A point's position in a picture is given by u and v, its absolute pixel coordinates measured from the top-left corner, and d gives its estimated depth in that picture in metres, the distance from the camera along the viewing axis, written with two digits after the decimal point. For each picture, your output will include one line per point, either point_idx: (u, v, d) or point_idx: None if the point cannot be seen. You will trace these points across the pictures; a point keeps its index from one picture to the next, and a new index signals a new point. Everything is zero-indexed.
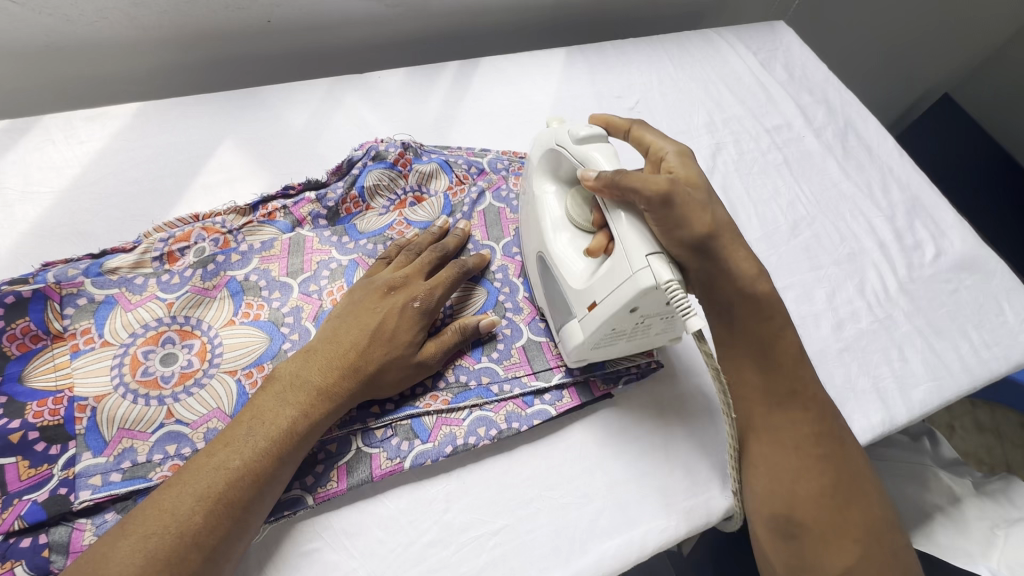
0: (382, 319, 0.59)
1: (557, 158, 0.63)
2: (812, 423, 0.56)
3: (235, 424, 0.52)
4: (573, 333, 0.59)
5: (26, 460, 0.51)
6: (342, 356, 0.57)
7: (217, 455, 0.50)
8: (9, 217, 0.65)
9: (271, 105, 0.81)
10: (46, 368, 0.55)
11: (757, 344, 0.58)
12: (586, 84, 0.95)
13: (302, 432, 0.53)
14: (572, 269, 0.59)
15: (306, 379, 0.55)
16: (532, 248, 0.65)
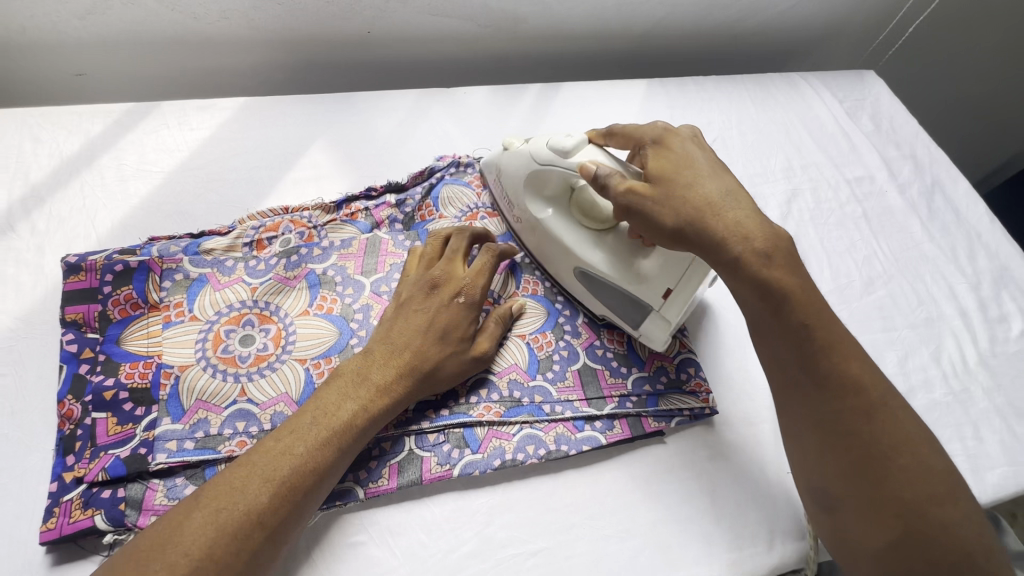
0: (429, 314, 0.60)
1: (546, 171, 0.68)
2: (859, 433, 0.52)
3: (300, 413, 0.54)
4: (654, 325, 0.65)
5: (115, 417, 0.55)
6: (400, 356, 0.58)
7: (282, 439, 0.51)
8: (123, 190, 0.72)
9: (362, 111, 0.85)
10: (140, 334, 0.60)
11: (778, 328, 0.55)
12: (665, 117, 0.96)
13: (360, 425, 0.54)
14: (624, 268, 0.65)
15: (368, 376, 0.56)
16: (567, 265, 0.69)
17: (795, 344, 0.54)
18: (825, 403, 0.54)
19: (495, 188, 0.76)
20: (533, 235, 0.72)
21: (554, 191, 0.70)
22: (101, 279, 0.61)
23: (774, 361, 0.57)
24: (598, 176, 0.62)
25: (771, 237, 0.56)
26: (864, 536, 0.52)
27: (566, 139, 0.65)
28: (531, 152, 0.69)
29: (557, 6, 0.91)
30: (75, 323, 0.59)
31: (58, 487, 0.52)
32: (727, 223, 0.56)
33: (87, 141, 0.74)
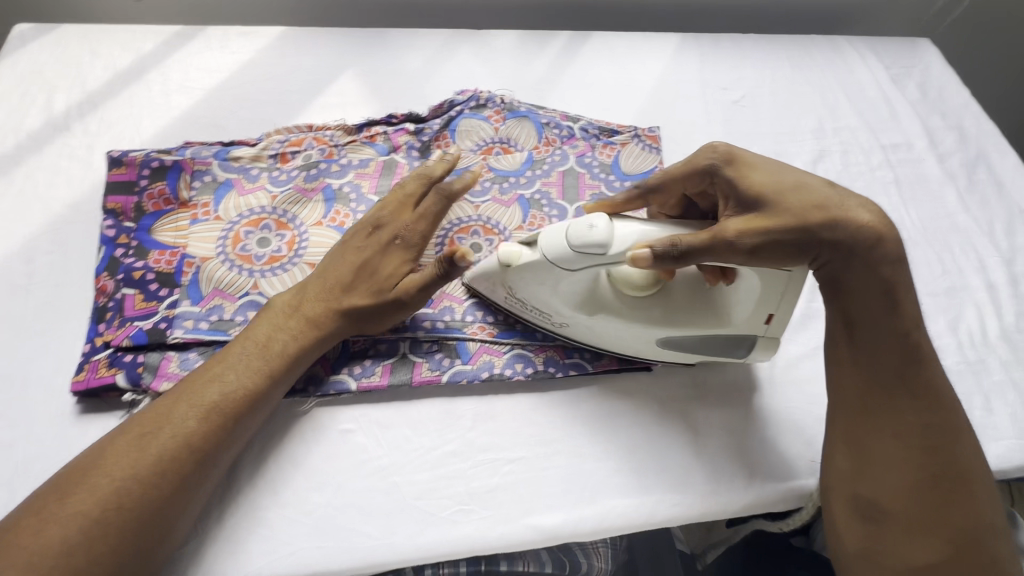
0: (369, 257, 0.62)
1: (575, 270, 0.55)
2: (926, 445, 0.53)
3: (231, 347, 0.57)
4: (762, 348, 0.61)
5: (142, 295, 0.61)
6: (335, 296, 0.60)
7: (210, 372, 0.55)
8: (166, 102, 0.77)
9: (392, 46, 0.88)
10: (170, 226, 0.65)
11: (872, 332, 0.54)
12: (695, 71, 0.94)
13: (289, 356, 0.57)
14: (716, 320, 0.59)
15: (306, 310, 0.59)
16: (642, 343, 0.61)
17: (893, 327, 0.54)
18: (896, 386, 0.53)
19: (506, 302, 0.63)
20: (587, 330, 0.61)
21: (574, 290, 0.59)
22: (140, 174, 0.67)
23: (854, 368, 0.55)
24: (668, 254, 0.50)
25: (885, 232, 0.53)
26: (887, 491, 0.53)
27: (591, 231, 0.52)
28: (548, 256, 0.55)
29: None
30: (115, 211, 0.65)
31: (90, 348, 0.58)
32: (845, 215, 0.52)
33: (139, 57, 0.80)
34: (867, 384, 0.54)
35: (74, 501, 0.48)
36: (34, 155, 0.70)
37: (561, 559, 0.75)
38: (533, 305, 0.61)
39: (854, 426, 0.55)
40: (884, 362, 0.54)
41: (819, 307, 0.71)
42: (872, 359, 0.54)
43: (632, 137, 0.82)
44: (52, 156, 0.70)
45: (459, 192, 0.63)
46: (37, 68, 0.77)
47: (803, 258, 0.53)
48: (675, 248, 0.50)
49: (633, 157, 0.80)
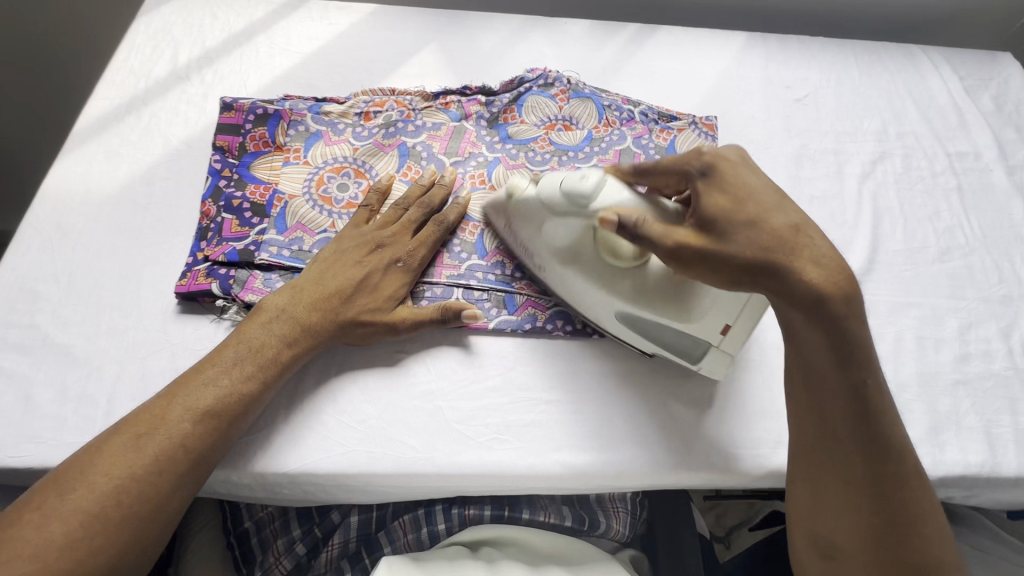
0: (371, 273, 0.65)
1: (563, 218, 0.60)
2: (884, 494, 0.52)
3: (223, 350, 0.60)
4: (716, 360, 0.62)
5: (238, 221, 0.70)
6: (334, 310, 0.63)
7: (202, 374, 0.58)
8: (270, 63, 0.87)
9: (471, 27, 0.95)
10: (265, 166, 0.74)
11: (821, 379, 0.53)
12: (759, 68, 0.96)
13: (281, 364, 0.60)
14: (679, 314, 0.58)
15: (307, 321, 0.62)
16: (605, 309, 0.62)
17: (841, 380, 0.52)
18: (848, 436, 0.53)
19: (506, 236, 0.69)
20: (562, 283, 0.64)
21: (568, 242, 0.60)
22: (246, 118, 0.76)
23: (809, 414, 0.55)
24: (627, 224, 0.53)
25: (840, 282, 0.51)
26: (842, 532, 0.54)
27: (580, 181, 0.58)
28: (543, 197, 0.61)
29: None
30: (222, 149, 0.75)
31: (192, 260, 0.67)
32: (800, 258, 0.51)
33: (250, 23, 0.91)
34: (816, 433, 0.54)
35: (74, 497, 0.50)
36: (158, 98, 0.81)
37: (580, 514, 0.79)
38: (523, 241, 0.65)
39: (813, 471, 0.55)
40: (834, 414, 0.53)
41: None
42: (824, 410, 0.54)
43: (689, 123, 0.85)
44: (173, 101, 0.81)
45: (453, 221, 0.69)
46: (166, 27, 0.89)
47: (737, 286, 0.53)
48: (638, 220, 0.53)
49: (688, 142, 0.84)
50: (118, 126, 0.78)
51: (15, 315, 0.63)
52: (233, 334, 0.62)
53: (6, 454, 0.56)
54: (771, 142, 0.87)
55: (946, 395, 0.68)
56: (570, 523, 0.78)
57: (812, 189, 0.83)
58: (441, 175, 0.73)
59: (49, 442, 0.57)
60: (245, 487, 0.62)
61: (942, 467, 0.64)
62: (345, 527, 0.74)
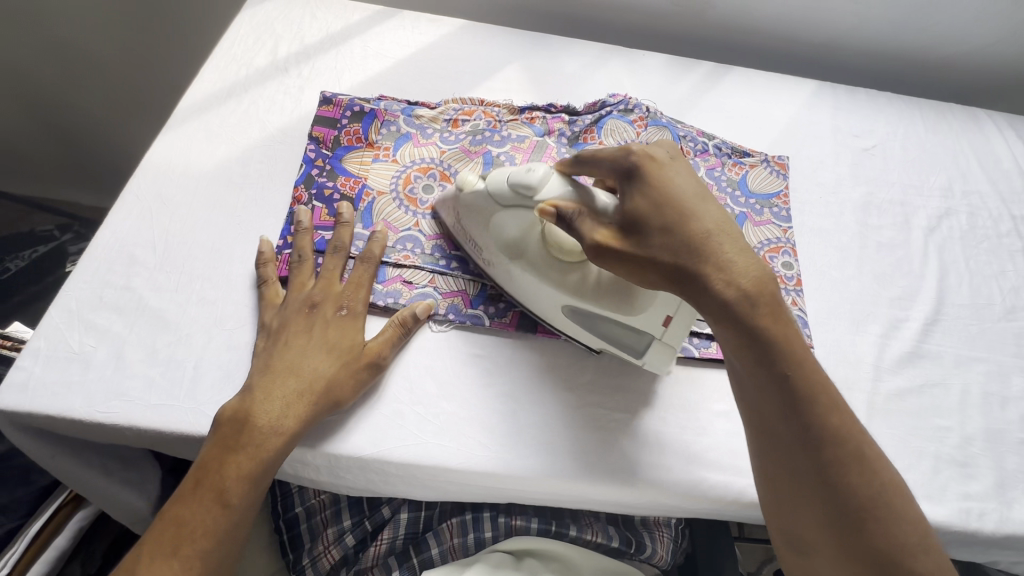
0: (326, 335, 0.62)
1: (516, 208, 0.64)
2: (830, 484, 0.52)
3: (188, 490, 0.55)
4: (657, 355, 0.63)
5: (327, 211, 0.72)
6: (291, 382, 0.59)
7: (177, 527, 0.53)
8: (364, 64, 0.91)
9: (554, 49, 0.99)
10: (357, 160, 0.77)
11: (746, 370, 0.55)
12: (829, 115, 0.99)
13: (253, 474, 0.55)
14: (623, 307, 0.60)
15: (272, 414, 0.57)
16: (554, 306, 0.64)
17: (766, 376, 0.54)
18: (783, 429, 0.54)
19: (454, 229, 0.71)
20: (511, 278, 0.67)
21: (517, 233, 0.64)
22: (343, 113, 0.79)
23: (749, 408, 0.56)
24: (565, 217, 0.58)
25: (763, 284, 0.54)
26: (804, 527, 0.54)
27: (528, 174, 0.62)
28: (491, 190, 0.65)
29: None
30: (317, 139, 0.78)
31: (282, 242, 0.70)
32: (713, 261, 0.54)
33: (347, 25, 0.95)
34: (754, 428, 0.56)
35: None
36: (257, 86, 0.85)
37: (627, 536, 0.79)
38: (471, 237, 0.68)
39: (768, 467, 0.55)
40: (771, 407, 0.54)
41: (929, 349, 0.74)
42: (755, 403, 0.55)
43: (762, 161, 0.88)
44: (271, 90, 0.85)
45: (377, 255, 0.69)
46: (268, 21, 0.93)
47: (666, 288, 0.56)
48: (576, 214, 0.58)
49: (759, 179, 0.86)
50: (218, 109, 0.81)
51: (112, 275, 0.65)
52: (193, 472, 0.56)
53: (94, 409, 0.57)
54: (839, 186, 0.89)
55: (1014, 452, 0.68)
56: (616, 544, 0.78)
57: (880, 236, 0.85)
58: (303, 220, 0.70)
59: (138, 402, 0.58)
60: (312, 467, 0.63)
61: (1009, 524, 0.63)
62: (394, 524, 0.75)
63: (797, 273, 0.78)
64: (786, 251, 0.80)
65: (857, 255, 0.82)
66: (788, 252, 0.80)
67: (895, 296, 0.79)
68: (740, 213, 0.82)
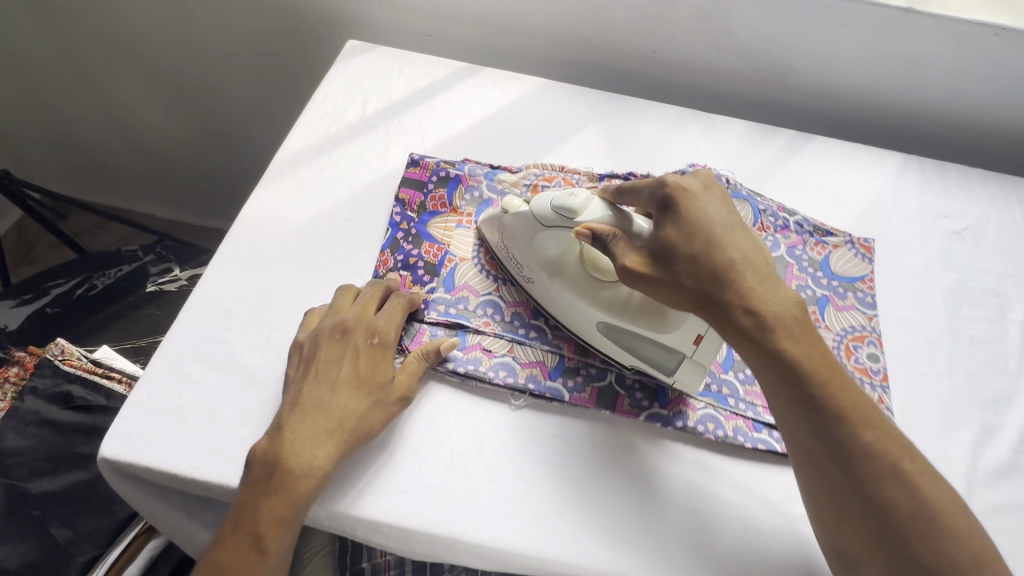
0: (356, 368, 0.63)
1: (556, 230, 0.68)
2: (871, 497, 0.54)
3: (234, 533, 0.56)
4: (689, 373, 0.65)
5: (411, 276, 0.75)
6: (320, 422, 0.59)
7: (229, 567, 0.55)
8: (447, 122, 0.94)
9: (632, 112, 0.99)
10: (440, 225, 0.80)
11: (782, 389, 0.57)
12: (916, 190, 0.95)
13: (286, 517, 0.56)
14: (654, 327, 0.64)
15: (305, 453, 0.58)
16: (589, 322, 0.68)
17: (795, 396, 0.57)
18: (817, 446, 0.56)
19: (498, 250, 0.76)
20: (549, 296, 0.71)
21: (557, 252, 0.69)
22: (430, 177, 0.83)
23: (787, 429, 0.58)
24: (600, 239, 0.61)
25: (787, 307, 0.58)
26: (850, 544, 0.55)
27: (570, 198, 0.65)
28: (534, 212, 0.69)
29: (835, 67, 1.00)
30: (403, 200, 0.81)
31: None
32: (741, 288, 0.57)
33: (432, 81, 0.98)
34: (790, 446, 0.58)
35: None
36: (347, 141, 0.88)
37: None
38: (514, 258, 0.73)
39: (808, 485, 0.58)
40: (803, 428, 0.57)
41: None
42: (788, 422, 0.58)
43: (846, 241, 0.85)
44: (359, 146, 0.88)
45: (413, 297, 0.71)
46: (359, 76, 0.97)
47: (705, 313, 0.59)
48: (610, 237, 0.61)
49: (843, 260, 0.84)
50: (310, 163, 0.85)
51: (208, 329, 0.69)
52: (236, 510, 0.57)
53: (188, 463, 0.60)
54: (925, 270, 0.86)
55: None
56: None
57: (971, 329, 0.80)
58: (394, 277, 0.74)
59: (229, 460, 0.61)
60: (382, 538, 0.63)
61: None
62: None
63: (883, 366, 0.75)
64: (872, 340, 0.77)
65: (947, 350, 0.78)
66: (874, 342, 0.77)
67: (988, 398, 0.75)
68: (823, 296, 0.80)
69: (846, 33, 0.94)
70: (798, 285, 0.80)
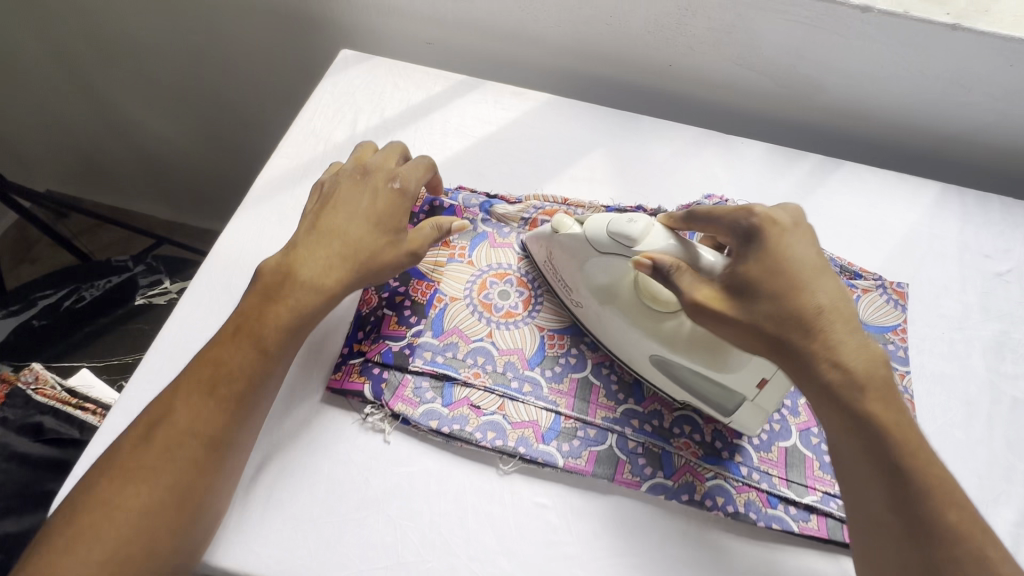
0: (379, 203, 0.65)
1: (607, 257, 0.63)
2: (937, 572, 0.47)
3: (177, 394, 0.56)
4: (748, 415, 0.61)
5: (396, 317, 0.69)
6: (337, 249, 0.62)
7: (152, 427, 0.54)
8: (443, 142, 0.87)
9: (644, 132, 0.92)
10: (430, 259, 0.73)
11: (852, 439, 0.52)
12: (958, 224, 0.86)
13: (203, 406, 0.55)
14: (712, 363, 0.59)
15: (314, 276, 0.61)
16: (641, 354, 0.64)
17: (876, 462, 0.51)
18: (894, 519, 0.50)
19: (545, 268, 0.71)
20: (600, 322, 0.67)
21: (609, 279, 0.65)
22: (421, 208, 0.77)
23: (850, 480, 0.53)
24: (661, 270, 0.57)
25: (876, 365, 0.53)
26: None
27: (628, 225, 0.60)
28: (588, 235, 0.63)
29: (870, 86, 0.90)
30: None
31: (347, 352, 0.67)
32: (824, 337, 0.53)
33: (429, 96, 0.91)
34: (851, 499, 0.53)
35: None
36: (334, 164, 0.82)
37: None
38: (564, 280, 0.68)
39: (865, 545, 0.52)
40: (867, 484, 0.51)
41: None
42: (859, 486, 0.52)
43: (876, 285, 0.78)
44: None
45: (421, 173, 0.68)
46: (351, 90, 0.91)
47: (774, 356, 0.55)
48: (674, 269, 0.57)
49: (872, 307, 0.76)
50: (293, 189, 0.79)
51: None
52: (191, 366, 0.58)
53: None
54: (963, 318, 0.78)
55: None
56: None
57: (1014, 389, 0.72)
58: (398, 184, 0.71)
59: None
60: None
61: None
62: None
63: None
64: (902, 402, 0.69)
65: (986, 413, 0.70)
66: None
67: None
68: None
69: (884, 51, 0.85)
70: None
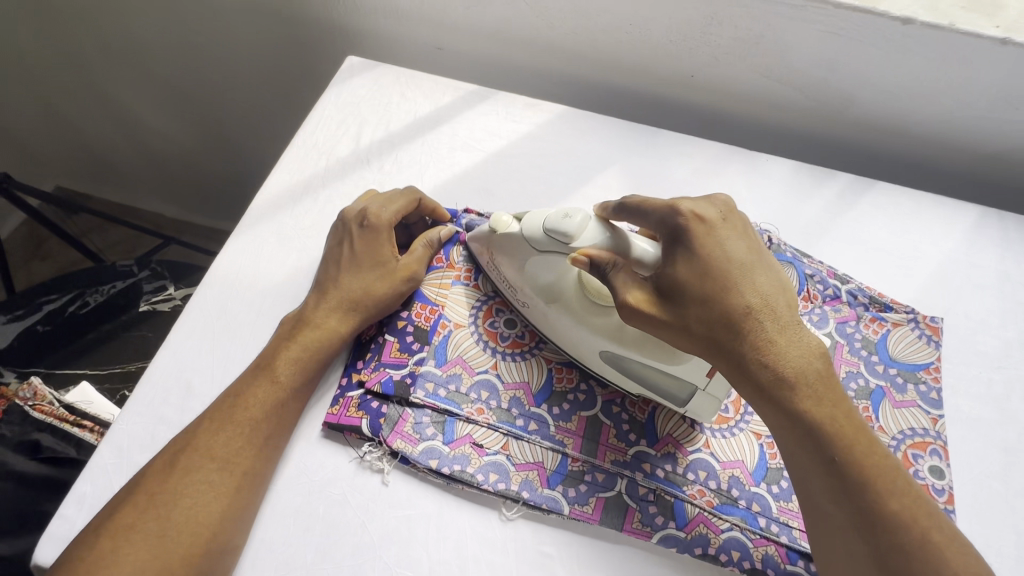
0: (356, 249, 0.66)
1: (550, 254, 0.60)
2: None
3: (200, 424, 0.56)
4: (701, 405, 0.59)
5: (398, 344, 0.66)
6: (331, 295, 0.64)
7: (180, 458, 0.54)
8: (450, 157, 0.83)
9: (663, 147, 0.87)
10: (435, 282, 0.70)
11: (802, 448, 0.49)
12: (998, 252, 0.80)
13: (235, 445, 0.55)
14: (660, 356, 0.57)
15: (315, 321, 0.63)
16: (590, 350, 0.61)
17: (814, 456, 0.49)
18: (835, 510, 0.48)
19: (489, 269, 0.68)
20: (546, 321, 0.64)
21: (553, 277, 0.62)
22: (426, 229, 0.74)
23: (805, 489, 0.50)
24: (597, 266, 0.54)
25: (811, 358, 0.50)
26: None
27: (564, 221, 0.57)
28: (526, 234, 0.61)
29: (906, 101, 0.84)
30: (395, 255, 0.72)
31: (346, 383, 0.64)
32: (756, 336, 0.50)
33: (436, 107, 0.88)
34: (806, 508, 0.51)
35: None
36: (337, 180, 0.79)
37: None
38: (506, 279, 0.66)
39: (826, 555, 0.49)
40: (818, 493, 0.49)
41: None
42: (804, 482, 0.50)
43: (909, 319, 0.73)
44: (350, 186, 0.79)
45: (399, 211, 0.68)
46: (356, 101, 0.87)
47: (717, 359, 0.52)
48: (609, 264, 0.54)
49: (904, 342, 0.71)
50: (294, 207, 0.76)
51: (167, 409, 0.62)
52: (217, 401, 0.59)
53: None
54: (1002, 356, 0.73)
55: None
56: None
57: None
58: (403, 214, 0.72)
59: None
60: None
61: None
62: None
63: (947, 482, 0.63)
64: (935, 449, 0.65)
65: None
66: (938, 451, 0.65)
67: None
68: (877, 387, 0.68)
69: (924, 65, 0.79)
70: (848, 372, 0.68)
